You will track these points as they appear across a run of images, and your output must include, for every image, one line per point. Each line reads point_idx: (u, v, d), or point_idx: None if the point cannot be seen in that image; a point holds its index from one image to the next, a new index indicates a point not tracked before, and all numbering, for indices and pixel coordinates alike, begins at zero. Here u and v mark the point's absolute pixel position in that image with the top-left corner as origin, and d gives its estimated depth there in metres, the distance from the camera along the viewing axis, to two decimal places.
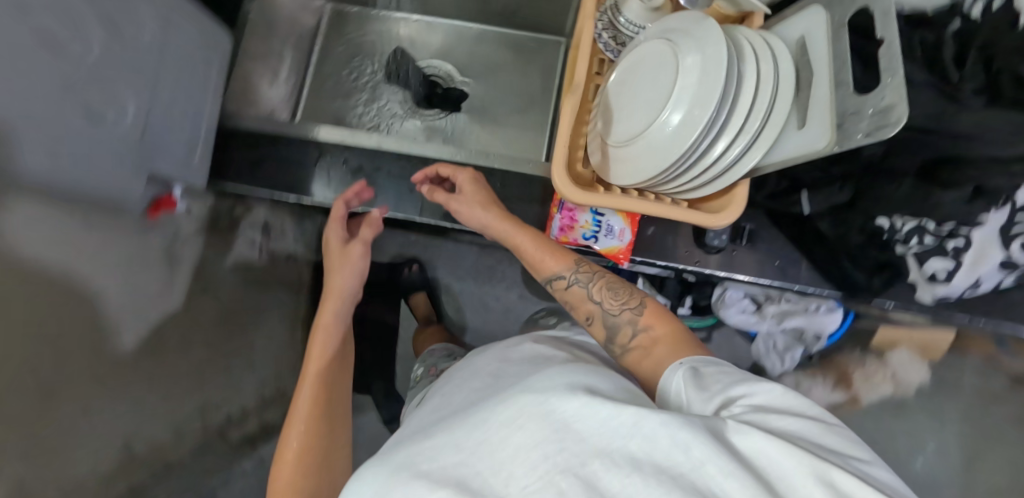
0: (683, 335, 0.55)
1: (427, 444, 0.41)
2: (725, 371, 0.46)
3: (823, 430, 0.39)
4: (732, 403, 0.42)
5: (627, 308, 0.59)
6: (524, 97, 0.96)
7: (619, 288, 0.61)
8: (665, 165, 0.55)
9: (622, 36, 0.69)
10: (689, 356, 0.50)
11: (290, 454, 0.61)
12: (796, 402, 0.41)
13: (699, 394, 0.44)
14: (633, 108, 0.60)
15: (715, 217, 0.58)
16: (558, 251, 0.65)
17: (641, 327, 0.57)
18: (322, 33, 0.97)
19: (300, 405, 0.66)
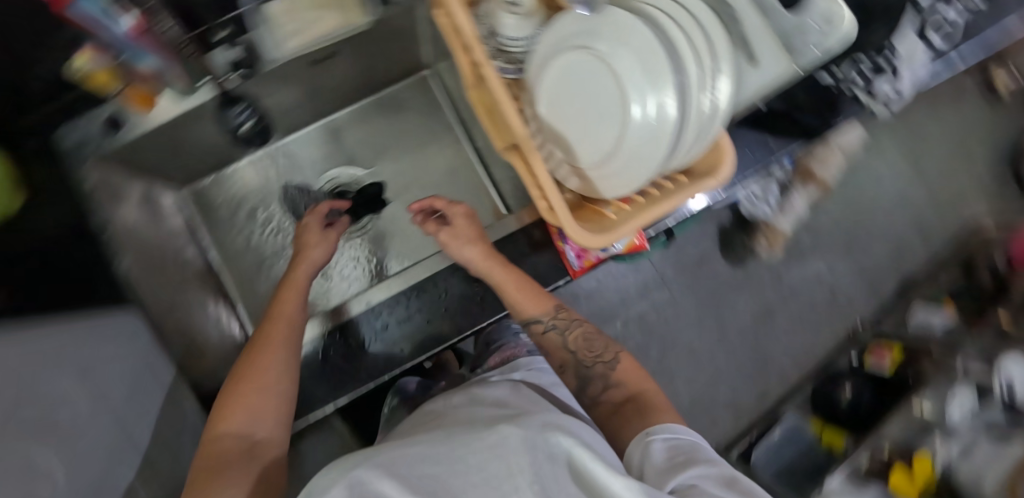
0: (652, 395, 0.60)
1: (410, 447, 0.45)
2: (687, 445, 0.51)
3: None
4: (692, 478, 0.46)
5: (600, 361, 0.64)
6: (426, 147, 0.96)
7: (594, 340, 0.66)
8: (661, 156, 0.53)
9: (512, 55, 0.65)
10: (658, 425, 0.54)
11: (254, 378, 0.61)
12: (750, 490, 0.46)
13: (660, 470, 0.48)
14: (590, 121, 0.58)
15: (720, 171, 0.57)
16: (536, 296, 0.68)
17: (612, 382, 0.62)
18: (199, 223, 0.88)
19: (270, 339, 0.65)
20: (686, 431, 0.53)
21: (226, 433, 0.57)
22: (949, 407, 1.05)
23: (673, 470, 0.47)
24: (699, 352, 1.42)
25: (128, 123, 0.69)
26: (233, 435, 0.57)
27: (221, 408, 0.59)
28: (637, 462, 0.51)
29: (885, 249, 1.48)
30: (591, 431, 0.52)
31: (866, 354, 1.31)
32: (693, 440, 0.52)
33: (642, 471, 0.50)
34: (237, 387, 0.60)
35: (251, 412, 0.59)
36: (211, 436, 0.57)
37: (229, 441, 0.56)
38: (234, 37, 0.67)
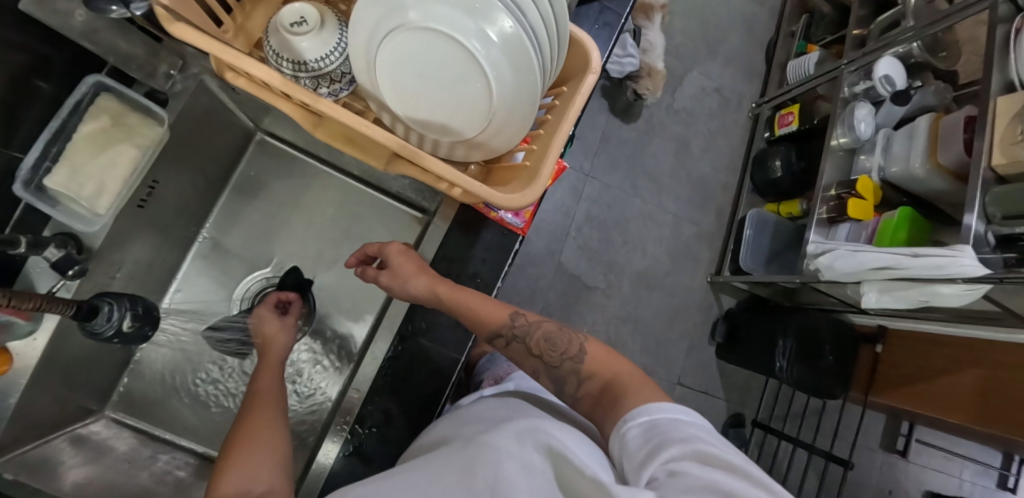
0: (629, 378, 0.53)
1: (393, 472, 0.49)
2: (664, 428, 0.44)
3: (743, 479, 0.38)
4: (664, 453, 0.42)
5: (568, 359, 0.58)
6: (314, 204, 0.86)
7: (555, 339, 0.60)
8: (536, 77, 0.53)
9: (331, 74, 0.58)
10: (633, 407, 0.48)
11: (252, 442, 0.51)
12: (730, 463, 0.40)
13: (636, 462, 0.43)
14: (450, 89, 0.54)
15: (592, 63, 0.56)
16: (489, 308, 0.62)
17: (584, 376, 0.56)
18: (148, 424, 0.78)
19: (258, 411, 0.56)
20: (669, 409, 0.47)
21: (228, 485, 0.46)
22: (856, 125, 1.18)
23: (652, 457, 0.42)
24: (652, 212, 1.48)
25: (4, 393, 0.57)
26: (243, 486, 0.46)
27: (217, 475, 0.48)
28: (619, 459, 0.46)
29: (738, 43, 1.61)
30: (566, 427, 0.51)
31: (776, 126, 1.44)
32: (673, 420, 0.45)
33: (621, 467, 0.45)
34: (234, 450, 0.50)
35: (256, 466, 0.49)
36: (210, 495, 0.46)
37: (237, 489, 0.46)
38: (39, 238, 0.53)
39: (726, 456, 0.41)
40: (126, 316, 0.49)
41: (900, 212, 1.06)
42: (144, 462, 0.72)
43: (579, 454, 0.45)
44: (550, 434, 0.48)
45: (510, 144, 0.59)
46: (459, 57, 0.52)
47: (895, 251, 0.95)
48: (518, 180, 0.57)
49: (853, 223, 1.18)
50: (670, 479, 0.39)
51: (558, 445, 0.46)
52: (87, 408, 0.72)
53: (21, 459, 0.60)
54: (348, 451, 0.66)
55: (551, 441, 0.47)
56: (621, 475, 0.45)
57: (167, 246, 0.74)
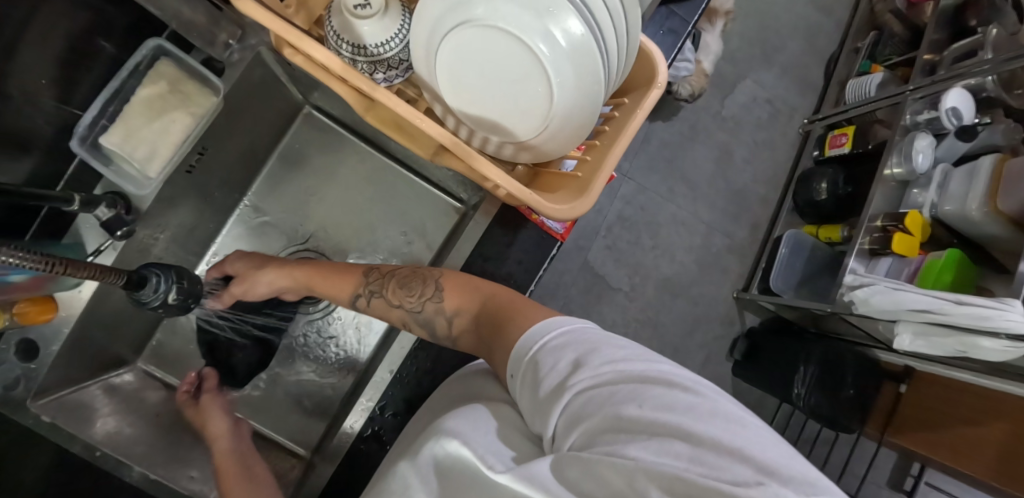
0: (494, 302, 0.51)
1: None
2: (545, 361, 0.40)
3: (625, 389, 0.34)
4: (549, 400, 0.38)
5: (426, 300, 0.56)
6: (351, 180, 0.86)
7: (409, 281, 0.58)
8: (600, 85, 0.51)
9: (389, 61, 0.56)
10: (516, 343, 0.44)
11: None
12: (610, 377, 0.36)
13: (535, 408, 0.40)
14: (507, 85, 0.52)
15: (658, 77, 0.54)
16: (345, 275, 0.64)
17: (450, 314, 0.54)
18: (177, 380, 0.81)
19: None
20: (543, 333, 0.42)
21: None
22: (913, 156, 1.13)
23: (544, 403, 0.38)
24: (686, 218, 1.45)
25: (48, 340, 0.61)
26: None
27: None
28: (524, 411, 0.42)
29: (796, 53, 1.54)
30: (473, 411, 0.44)
31: (826, 146, 1.39)
32: (550, 346, 0.41)
33: (525, 412, 0.41)
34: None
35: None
36: None
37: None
38: (92, 197, 0.54)
39: (607, 368, 0.37)
40: (173, 290, 0.48)
41: (947, 254, 1.02)
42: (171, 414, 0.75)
43: (488, 450, 0.38)
44: (459, 444, 0.39)
45: (564, 151, 0.58)
46: (523, 56, 0.50)
47: (940, 295, 0.91)
48: (565, 186, 0.56)
49: (894, 259, 1.14)
50: (570, 429, 0.35)
51: (473, 460, 0.37)
52: (121, 358, 0.75)
53: (59, 403, 0.64)
54: (365, 433, 0.66)
55: (464, 458, 0.38)
56: (529, 419, 0.41)
57: (208, 211, 0.75)
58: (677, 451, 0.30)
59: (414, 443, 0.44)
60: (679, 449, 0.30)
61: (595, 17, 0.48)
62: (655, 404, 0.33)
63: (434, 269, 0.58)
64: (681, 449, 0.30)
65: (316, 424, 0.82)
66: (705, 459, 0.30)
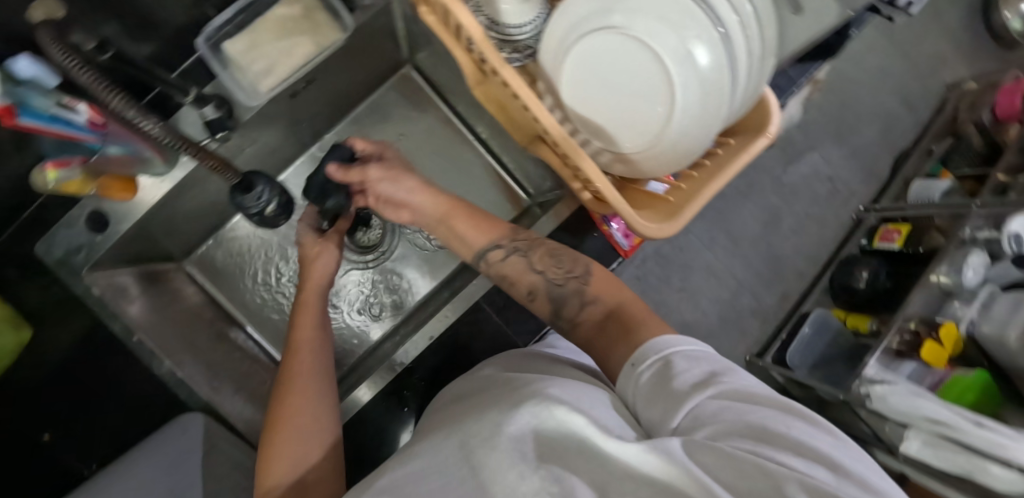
0: (632, 308, 0.52)
1: (412, 465, 0.41)
2: (677, 362, 0.41)
3: (771, 412, 0.35)
4: (681, 394, 0.38)
5: (572, 278, 0.57)
6: (427, 145, 0.86)
7: (561, 255, 0.59)
8: (716, 125, 0.53)
9: (517, 43, 0.57)
10: (644, 343, 0.45)
11: (289, 415, 0.52)
12: (755, 395, 0.36)
13: (652, 401, 0.40)
14: (628, 98, 0.53)
15: (769, 127, 0.55)
16: (487, 222, 0.63)
17: (589, 300, 0.55)
18: (214, 289, 0.81)
19: (299, 368, 0.57)
20: (675, 341, 0.44)
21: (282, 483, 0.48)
22: (964, 269, 1.13)
23: (669, 398, 0.38)
24: (719, 270, 1.45)
25: (120, 217, 0.62)
26: (287, 486, 0.48)
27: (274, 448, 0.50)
28: (635, 404, 0.42)
29: (870, 141, 1.53)
30: (581, 386, 0.43)
31: (876, 237, 1.38)
32: (685, 352, 0.42)
33: (638, 407, 0.41)
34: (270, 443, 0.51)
35: (304, 451, 0.50)
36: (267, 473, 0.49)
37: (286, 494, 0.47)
38: (203, 95, 0.56)
39: (749, 387, 0.38)
40: (272, 202, 0.48)
41: (977, 374, 1.03)
42: (207, 320, 0.75)
43: (605, 423, 0.38)
44: (570, 411, 0.38)
45: (656, 174, 0.58)
46: (650, 70, 0.51)
47: (959, 412, 0.92)
48: (658, 208, 0.56)
49: (918, 365, 1.12)
50: (697, 426, 0.35)
51: (585, 430, 0.37)
52: (171, 253, 0.76)
53: (111, 279, 0.65)
54: (388, 390, 0.67)
55: (575, 425, 0.37)
56: (640, 414, 0.41)
57: (291, 139, 0.76)
58: (830, 474, 0.30)
59: (506, 393, 0.43)
60: (832, 473, 0.30)
61: (728, 52, 0.49)
62: (801, 432, 0.33)
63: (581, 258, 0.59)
64: (830, 474, 0.30)
65: None
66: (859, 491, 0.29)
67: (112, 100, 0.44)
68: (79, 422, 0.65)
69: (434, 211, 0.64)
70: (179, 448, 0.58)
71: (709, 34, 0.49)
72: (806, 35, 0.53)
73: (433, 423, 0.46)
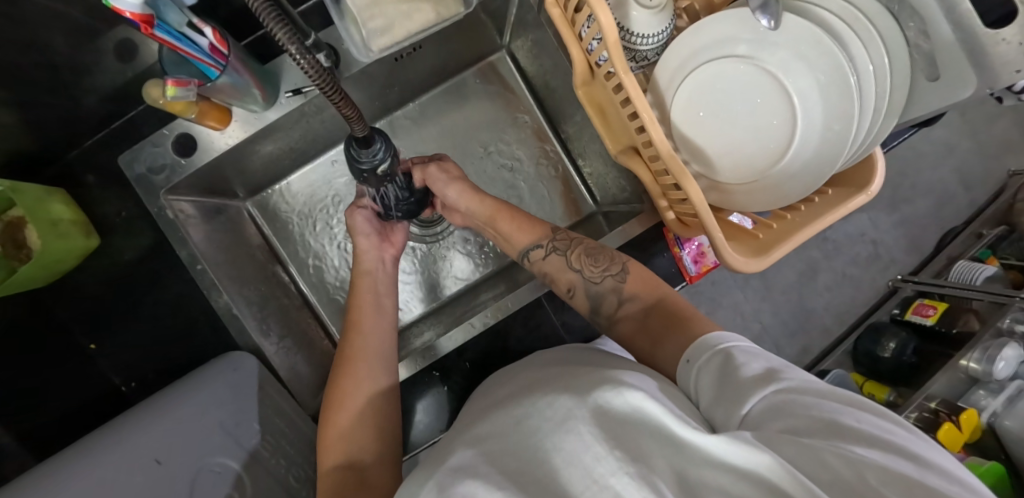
0: (671, 297, 0.57)
1: (475, 449, 0.40)
2: (738, 356, 0.44)
3: (836, 405, 0.37)
4: (743, 390, 0.41)
5: (609, 276, 0.61)
6: (503, 135, 0.84)
7: (598, 254, 0.63)
8: (821, 173, 0.51)
9: (639, 53, 0.56)
10: (702, 337, 0.49)
11: (345, 400, 0.55)
12: (821, 389, 0.39)
13: (716, 397, 0.43)
14: (742, 128, 0.53)
15: (870, 185, 0.52)
16: (530, 224, 0.68)
17: (625, 297, 0.60)
18: (271, 234, 0.81)
19: (359, 350, 0.58)
20: (730, 339, 0.47)
21: (337, 464, 0.51)
22: (997, 359, 1.11)
23: (733, 393, 0.41)
24: (746, 312, 1.44)
25: (206, 146, 0.62)
26: (343, 464, 0.51)
27: (334, 429, 0.53)
28: (697, 393, 0.46)
29: (921, 213, 1.52)
30: (643, 375, 0.44)
31: (909, 309, 1.37)
32: (743, 348, 0.45)
33: (702, 398, 0.44)
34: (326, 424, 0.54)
35: (357, 437, 0.53)
36: (324, 458, 0.52)
37: (340, 473, 0.50)
38: (320, 42, 0.56)
39: (811, 381, 0.40)
40: (386, 163, 0.45)
41: (993, 464, 1.03)
42: (260, 261, 0.76)
43: (674, 409, 0.39)
44: (642, 398, 0.38)
45: (755, 209, 0.55)
46: (774, 103, 0.52)
47: None
48: (741, 244, 0.56)
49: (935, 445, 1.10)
50: (767, 418, 0.38)
51: (657, 418, 0.37)
52: (237, 191, 0.76)
53: (184, 204, 0.65)
54: (434, 366, 0.68)
55: (648, 412, 0.37)
56: (702, 409, 0.44)
57: (380, 101, 0.77)
58: (908, 463, 0.32)
59: (569, 381, 0.43)
60: (911, 462, 0.32)
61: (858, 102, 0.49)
62: (871, 424, 0.35)
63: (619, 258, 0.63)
64: (906, 462, 0.32)
65: None
66: (930, 476, 0.31)
67: (275, 31, 0.32)
68: (127, 335, 0.65)
69: (481, 214, 0.70)
70: (235, 385, 0.55)
71: (839, 79, 0.50)
72: (943, 103, 0.48)
73: (488, 410, 0.47)
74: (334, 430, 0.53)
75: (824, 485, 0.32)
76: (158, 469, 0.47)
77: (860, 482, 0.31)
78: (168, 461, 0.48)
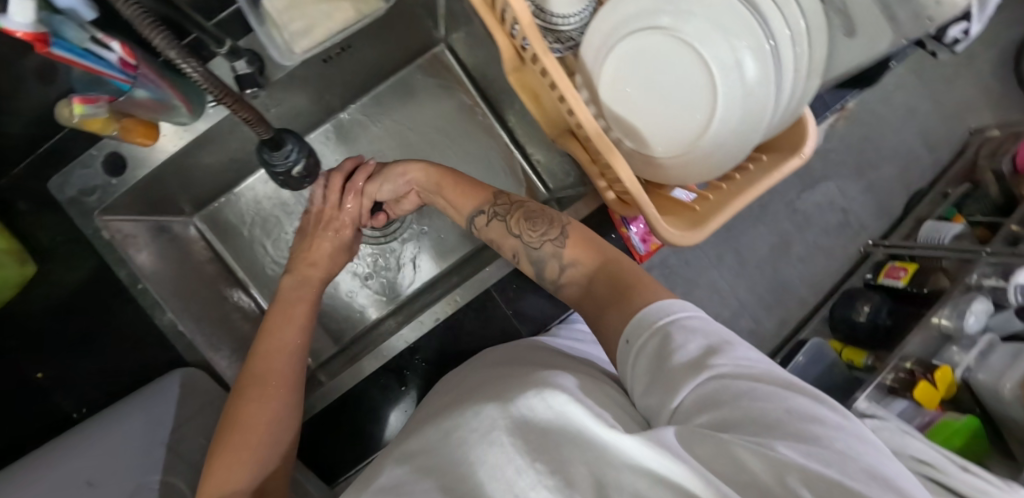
0: (619, 264, 0.54)
1: (405, 467, 0.41)
2: (676, 335, 0.41)
3: (769, 392, 0.36)
4: (675, 378, 0.38)
5: (547, 241, 0.58)
6: (450, 130, 0.84)
7: (536, 218, 0.60)
8: (750, 139, 0.52)
9: (562, 34, 0.56)
10: (641, 311, 0.46)
11: (252, 420, 0.53)
12: (754, 374, 0.37)
13: (648, 385, 0.41)
14: (669, 102, 0.53)
15: (804, 147, 0.53)
16: (474, 189, 0.65)
17: (567, 262, 0.57)
18: (223, 249, 0.80)
19: (267, 372, 0.57)
20: (671, 311, 0.44)
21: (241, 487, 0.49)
22: (966, 315, 1.12)
23: (666, 379, 0.39)
24: (723, 289, 1.44)
25: (136, 164, 0.61)
26: (247, 491, 0.49)
27: (231, 455, 0.51)
28: (631, 373, 0.43)
29: (888, 178, 1.53)
30: (573, 377, 0.43)
31: (882, 273, 1.38)
32: (683, 322, 0.42)
33: (637, 382, 0.42)
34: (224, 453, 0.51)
35: (256, 465, 0.51)
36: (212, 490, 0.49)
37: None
38: (239, 48, 0.56)
39: (747, 364, 0.38)
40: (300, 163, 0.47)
41: (968, 420, 1.03)
42: (211, 277, 0.75)
43: (598, 409, 0.38)
44: (567, 400, 0.37)
45: (689, 179, 0.57)
46: (693, 75, 0.51)
47: (950, 456, 0.88)
48: (675, 217, 0.56)
49: (911, 404, 1.11)
50: (699, 411, 0.36)
51: (580, 421, 0.36)
52: (182, 208, 0.75)
53: (123, 225, 0.63)
54: (390, 367, 0.68)
55: (570, 416, 0.37)
56: (636, 397, 0.43)
57: (321, 105, 0.76)
58: (830, 458, 0.30)
59: (505, 387, 0.42)
60: (833, 456, 0.31)
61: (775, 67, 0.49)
62: (799, 414, 0.34)
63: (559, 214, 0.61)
64: (826, 455, 0.31)
65: (330, 341, 0.81)
66: (850, 471, 0.30)
67: (153, 38, 0.33)
68: (76, 362, 0.64)
69: (428, 182, 0.68)
70: (158, 417, 0.55)
71: (757, 45, 0.49)
72: (863, 58, 0.52)
73: (421, 428, 0.45)
74: (237, 455, 0.51)
75: (741, 487, 0.31)
76: (91, 490, 0.45)
77: (780, 487, 0.29)
78: (100, 483, 0.46)
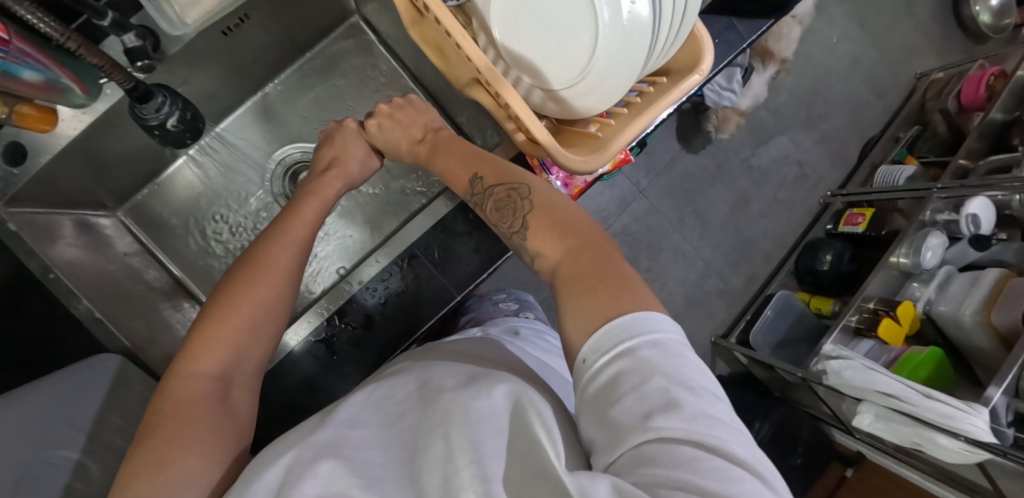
0: (595, 252, 0.45)
1: (356, 426, 0.37)
2: (640, 364, 0.34)
3: (720, 467, 0.29)
4: (628, 410, 0.32)
5: (514, 234, 0.51)
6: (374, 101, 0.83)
7: (504, 207, 0.52)
8: (640, 61, 0.52)
9: None
10: (611, 324, 0.37)
11: (239, 299, 0.48)
12: (710, 444, 0.30)
13: (593, 419, 0.35)
14: (558, 27, 0.52)
15: (701, 63, 0.53)
16: (458, 162, 0.59)
17: (534, 254, 0.49)
18: (150, 243, 0.78)
19: (266, 252, 0.52)
20: (649, 329, 0.36)
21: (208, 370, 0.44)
22: (923, 250, 1.03)
23: (611, 419, 0.33)
24: (687, 252, 1.44)
25: (36, 151, 0.60)
26: (210, 375, 0.44)
27: (203, 335, 0.46)
28: (588, 394, 0.36)
29: (839, 128, 1.54)
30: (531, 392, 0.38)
31: (841, 221, 1.34)
32: (657, 351, 0.35)
33: (585, 408, 0.36)
34: (203, 327, 0.47)
35: (231, 351, 0.46)
36: (181, 372, 0.44)
37: (206, 383, 0.43)
38: (124, 22, 0.54)
39: (705, 429, 0.31)
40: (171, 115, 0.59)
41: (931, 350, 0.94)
42: (137, 272, 0.73)
43: (545, 433, 0.33)
44: (526, 412, 0.34)
45: (592, 111, 0.56)
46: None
47: (909, 384, 0.82)
48: (579, 146, 0.57)
49: (876, 343, 1.04)
50: (634, 466, 0.30)
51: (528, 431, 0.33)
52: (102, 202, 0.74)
53: (30, 217, 0.61)
54: (318, 338, 0.67)
55: (526, 417, 0.34)
56: (582, 420, 0.37)
57: (233, 83, 0.75)
58: None
59: (460, 382, 0.38)
60: None
61: None
62: None
63: (533, 193, 0.52)
64: None
65: None
66: None
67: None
68: None
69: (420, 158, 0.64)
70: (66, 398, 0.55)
71: None
72: None
73: (398, 379, 0.42)
74: (211, 337, 0.46)
75: None
76: None
77: None
78: None
